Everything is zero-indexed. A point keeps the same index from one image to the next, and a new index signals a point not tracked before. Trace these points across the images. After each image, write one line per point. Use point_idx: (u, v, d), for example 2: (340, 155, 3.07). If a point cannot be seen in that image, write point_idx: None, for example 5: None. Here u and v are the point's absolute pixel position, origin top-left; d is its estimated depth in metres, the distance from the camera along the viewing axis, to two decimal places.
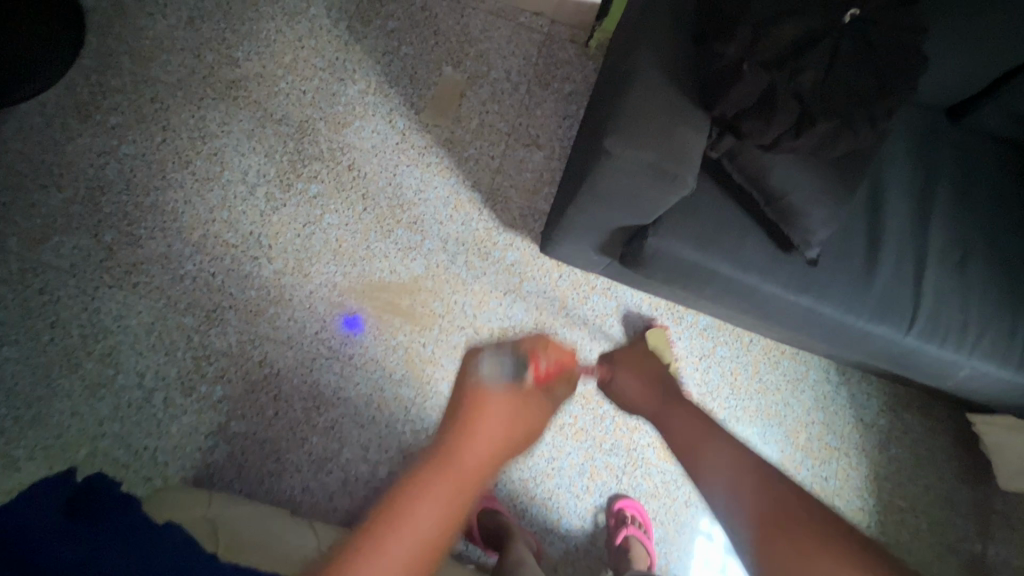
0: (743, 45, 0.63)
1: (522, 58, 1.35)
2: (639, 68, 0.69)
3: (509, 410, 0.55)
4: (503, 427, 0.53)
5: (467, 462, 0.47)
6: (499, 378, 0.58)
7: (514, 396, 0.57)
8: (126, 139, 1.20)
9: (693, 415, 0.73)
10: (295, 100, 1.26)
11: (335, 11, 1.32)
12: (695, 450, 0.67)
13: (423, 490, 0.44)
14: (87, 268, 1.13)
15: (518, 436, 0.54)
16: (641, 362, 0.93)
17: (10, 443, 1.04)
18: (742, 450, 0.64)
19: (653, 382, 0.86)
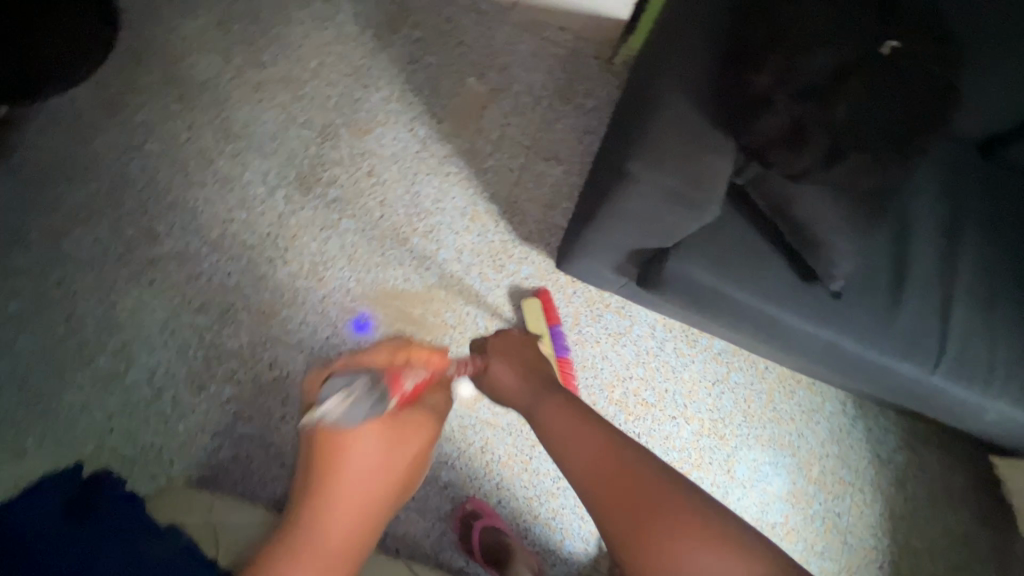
0: (776, 74, 0.62)
1: (546, 72, 1.35)
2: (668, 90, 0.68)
3: (376, 445, 0.74)
4: (368, 471, 0.73)
5: (329, 525, 0.69)
6: (353, 426, 0.72)
7: (374, 438, 0.74)
8: (151, 136, 1.21)
9: (559, 407, 0.76)
10: (319, 104, 1.27)
11: (362, 18, 1.34)
12: (559, 439, 0.72)
13: (307, 547, 0.67)
14: (106, 263, 1.14)
15: (386, 468, 0.76)
16: (518, 350, 0.93)
17: (20, 432, 1.05)
18: (613, 441, 0.69)
19: (526, 373, 0.87)
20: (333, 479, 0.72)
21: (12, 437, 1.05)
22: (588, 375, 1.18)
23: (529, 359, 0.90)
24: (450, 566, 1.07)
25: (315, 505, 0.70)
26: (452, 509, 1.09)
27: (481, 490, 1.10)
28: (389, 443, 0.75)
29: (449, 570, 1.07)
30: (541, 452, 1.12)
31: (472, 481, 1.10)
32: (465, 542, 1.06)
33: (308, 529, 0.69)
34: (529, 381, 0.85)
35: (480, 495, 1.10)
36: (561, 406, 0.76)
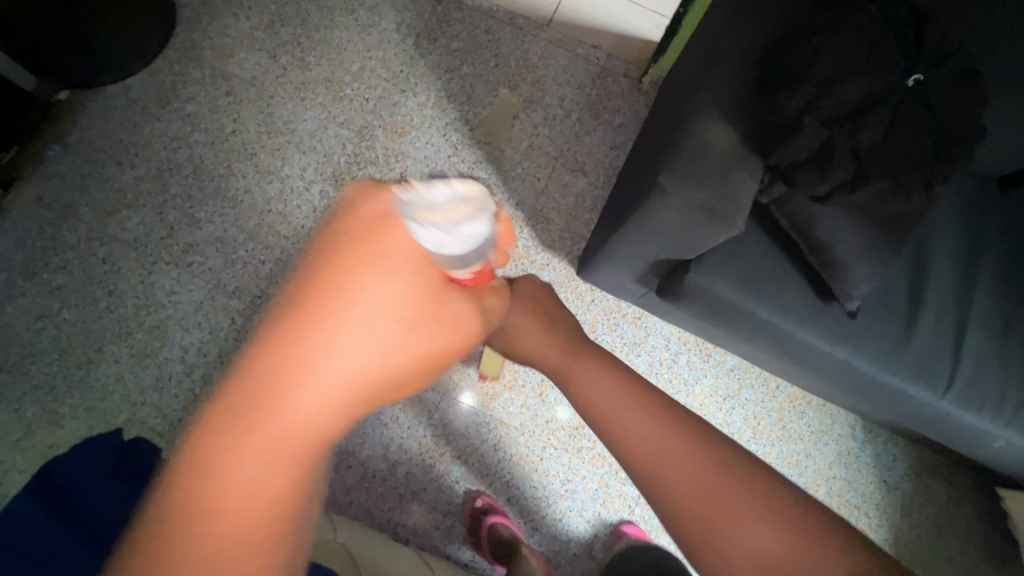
0: (806, 100, 0.65)
1: (577, 87, 1.40)
2: (700, 112, 0.71)
3: (388, 306, 0.45)
4: (370, 342, 0.44)
5: (300, 403, 0.40)
6: (410, 251, 0.45)
7: (404, 294, 0.45)
8: (198, 127, 1.28)
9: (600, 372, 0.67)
10: (358, 106, 1.33)
11: (404, 26, 1.40)
12: (610, 414, 0.61)
13: (257, 392, 0.40)
14: (148, 244, 1.20)
15: (396, 359, 0.46)
16: (540, 302, 0.81)
17: (57, 399, 1.10)
18: (674, 424, 0.58)
19: (548, 326, 0.78)
20: (317, 330, 0.42)
21: (50, 404, 1.10)
22: None
23: (553, 313, 0.80)
24: (457, 558, 1.10)
25: (282, 355, 0.40)
26: (462, 502, 1.12)
27: (491, 487, 1.13)
28: (428, 321, 0.48)
29: (455, 562, 1.10)
30: (550, 453, 1.15)
31: (483, 477, 1.13)
32: (472, 536, 1.09)
33: (257, 370, 0.40)
34: (559, 340, 0.75)
35: (489, 492, 1.12)
36: (602, 373, 0.67)
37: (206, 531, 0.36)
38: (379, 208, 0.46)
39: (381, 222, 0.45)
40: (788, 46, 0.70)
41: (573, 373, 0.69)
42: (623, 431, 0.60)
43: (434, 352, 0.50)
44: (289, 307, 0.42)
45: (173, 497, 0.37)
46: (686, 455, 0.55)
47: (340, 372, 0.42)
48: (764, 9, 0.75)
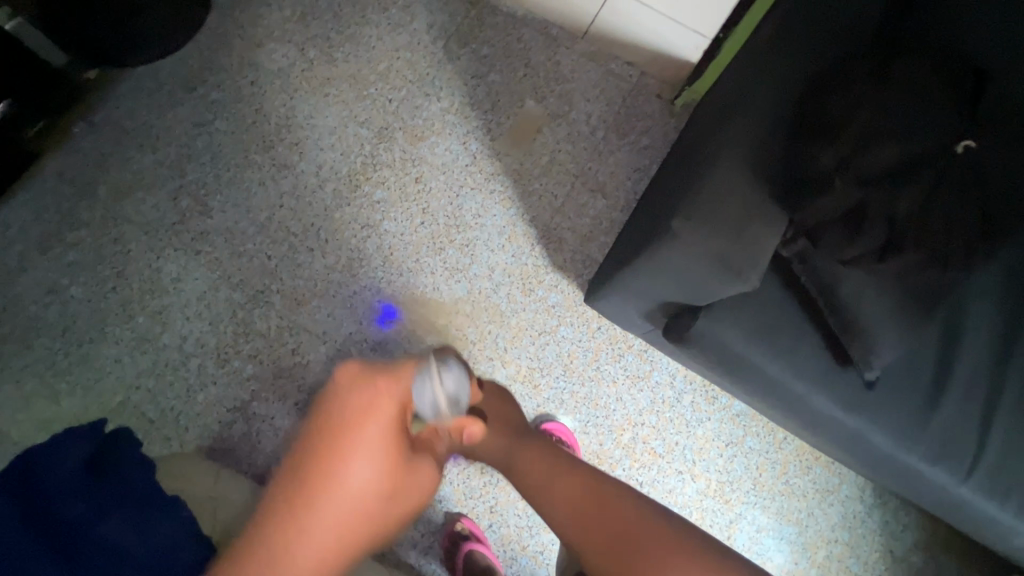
0: (843, 156, 0.62)
1: (606, 104, 1.35)
2: (726, 150, 0.66)
3: (375, 464, 0.72)
4: (366, 481, 0.71)
5: (321, 520, 0.67)
6: (377, 426, 0.74)
7: (383, 454, 0.73)
8: (221, 115, 1.27)
9: (541, 461, 0.88)
10: (380, 106, 1.31)
11: (435, 28, 1.37)
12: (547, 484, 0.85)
13: (296, 517, 0.67)
14: (160, 228, 1.20)
15: (382, 491, 0.73)
16: (495, 410, 0.99)
17: (57, 375, 1.12)
18: (596, 487, 0.81)
19: (504, 434, 0.95)
20: (324, 485, 0.69)
21: (49, 378, 1.12)
22: (599, 414, 1.17)
23: (506, 415, 0.99)
24: None
25: (316, 490, 0.68)
26: (440, 523, 1.10)
27: (473, 511, 1.10)
28: (393, 472, 0.74)
29: None
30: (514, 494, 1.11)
31: (466, 500, 1.11)
32: (448, 559, 1.06)
33: (295, 505, 0.67)
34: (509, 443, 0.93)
35: (471, 516, 1.10)
36: (541, 458, 0.89)
37: None
38: (361, 398, 0.75)
39: (362, 406, 0.75)
40: (838, 82, 0.65)
41: (519, 464, 0.90)
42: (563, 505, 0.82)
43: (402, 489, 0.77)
44: (295, 479, 0.69)
45: None
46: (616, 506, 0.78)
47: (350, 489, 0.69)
48: (820, 33, 0.70)
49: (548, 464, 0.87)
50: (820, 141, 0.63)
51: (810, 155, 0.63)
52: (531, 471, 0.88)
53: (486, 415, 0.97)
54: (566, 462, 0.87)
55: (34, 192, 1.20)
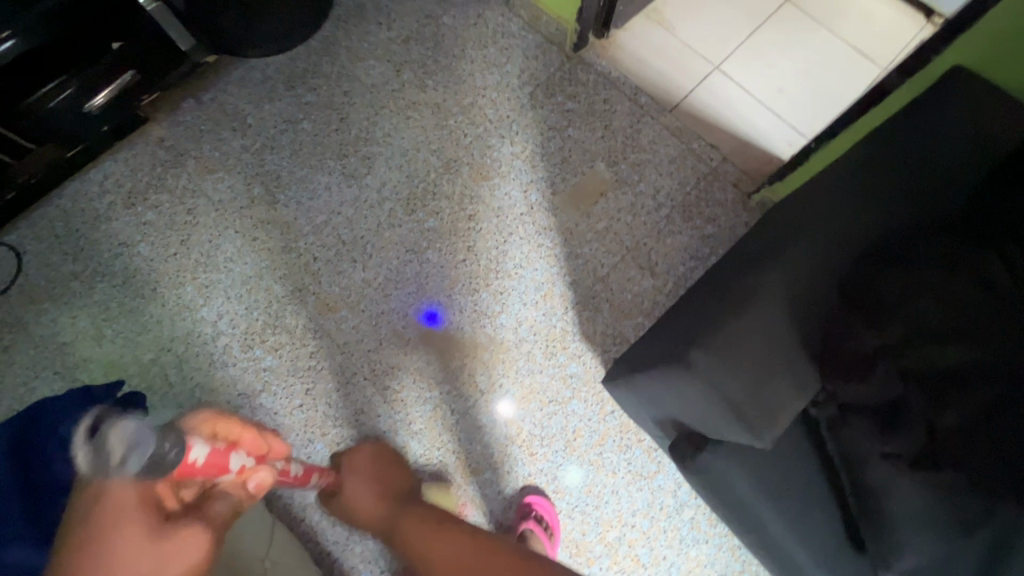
0: (886, 339, 0.62)
1: (678, 183, 1.30)
2: (764, 296, 0.68)
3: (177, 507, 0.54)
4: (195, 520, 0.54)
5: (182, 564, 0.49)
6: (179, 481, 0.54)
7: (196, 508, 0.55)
8: (309, 116, 1.35)
9: (414, 520, 0.89)
10: (455, 138, 1.34)
11: (527, 74, 1.39)
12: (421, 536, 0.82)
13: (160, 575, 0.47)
14: (229, 209, 1.29)
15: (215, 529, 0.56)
16: (374, 468, 1.05)
17: (106, 320, 1.21)
18: (462, 530, 0.80)
19: (378, 490, 1.01)
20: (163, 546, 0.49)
21: (100, 322, 1.21)
22: (590, 501, 1.11)
23: (386, 474, 1.05)
24: None
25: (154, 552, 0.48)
26: (401, 565, 1.09)
27: None
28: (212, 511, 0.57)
29: None
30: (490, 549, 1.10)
31: None
32: None
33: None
34: (394, 502, 0.97)
35: None
36: (417, 511, 0.89)
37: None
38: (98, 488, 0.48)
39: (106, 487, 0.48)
40: (880, 259, 0.66)
41: (396, 516, 0.91)
42: (429, 556, 0.78)
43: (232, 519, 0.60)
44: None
45: None
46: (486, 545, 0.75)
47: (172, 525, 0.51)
48: (874, 194, 0.70)
49: (417, 518, 0.88)
50: (854, 319, 0.64)
51: (854, 330, 0.63)
52: (406, 530, 0.87)
53: (364, 475, 1.04)
54: (426, 510, 0.90)
55: (134, 152, 1.32)
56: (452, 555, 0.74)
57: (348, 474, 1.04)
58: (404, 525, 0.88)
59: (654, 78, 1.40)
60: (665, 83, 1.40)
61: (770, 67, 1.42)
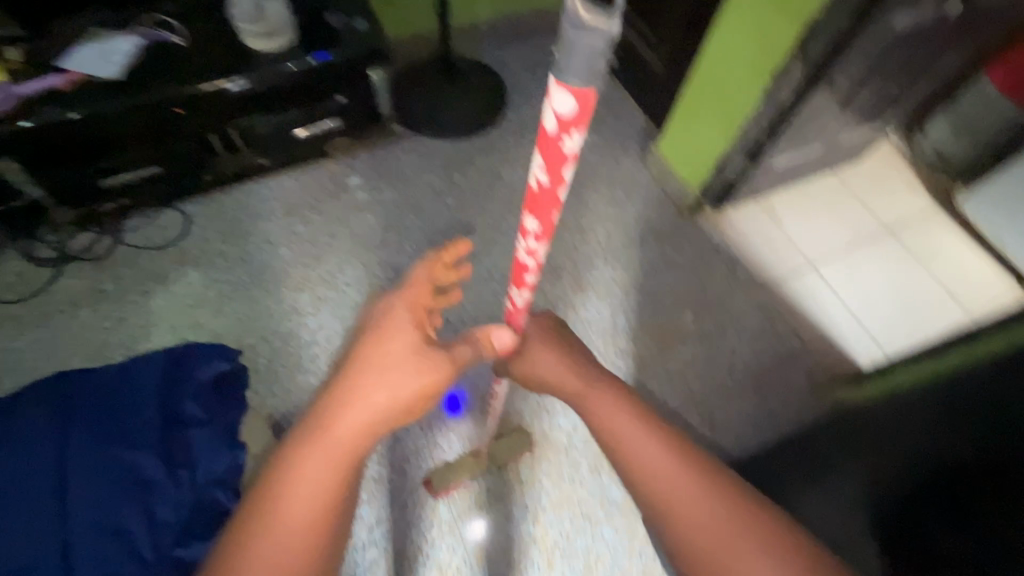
0: (961, 541, 0.67)
1: (755, 354, 1.39)
2: (850, 473, 0.82)
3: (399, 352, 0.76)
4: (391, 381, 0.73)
5: (336, 441, 0.66)
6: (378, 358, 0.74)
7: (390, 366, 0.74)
8: (453, 193, 1.59)
9: (609, 407, 0.80)
10: (567, 249, 1.51)
11: (643, 218, 1.59)
12: (617, 429, 0.77)
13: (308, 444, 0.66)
14: (363, 244, 1.48)
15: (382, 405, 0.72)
16: (560, 340, 0.93)
17: (228, 298, 1.38)
18: (657, 429, 0.76)
19: (560, 357, 0.90)
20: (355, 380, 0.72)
21: (222, 298, 1.38)
22: None
23: (574, 351, 0.92)
24: None
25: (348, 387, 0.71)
26: None
27: None
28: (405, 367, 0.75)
29: None
30: None
31: None
32: None
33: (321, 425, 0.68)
34: (585, 376, 0.87)
35: None
36: (620, 404, 0.80)
37: (301, 486, 0.63)
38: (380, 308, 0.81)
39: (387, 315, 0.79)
40: (952, 475, 0.70)
41: (593, 402, 0.82)
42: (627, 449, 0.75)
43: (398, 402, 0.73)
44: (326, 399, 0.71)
45: (250, 529, 0.61)
46: (694, 472, 0.71)
47: (381, 376, 0.73)
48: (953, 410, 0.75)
49: (615, 411, 0.79)
50: (977, 520, 0.66)
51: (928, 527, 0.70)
52: (598, 411, 0.81)
53: (547, 342, 0.92)
54: (625, 399, 0.80)
55: (309, 176, 1.58)
56: (648, 459, 0.73)
57: (532, 344, 0.92)
58: (598, 405, 0.81)
59: (754, 255, 1.56)
60: (763, 262, 1.54)
61: (862, 280, 1.54)
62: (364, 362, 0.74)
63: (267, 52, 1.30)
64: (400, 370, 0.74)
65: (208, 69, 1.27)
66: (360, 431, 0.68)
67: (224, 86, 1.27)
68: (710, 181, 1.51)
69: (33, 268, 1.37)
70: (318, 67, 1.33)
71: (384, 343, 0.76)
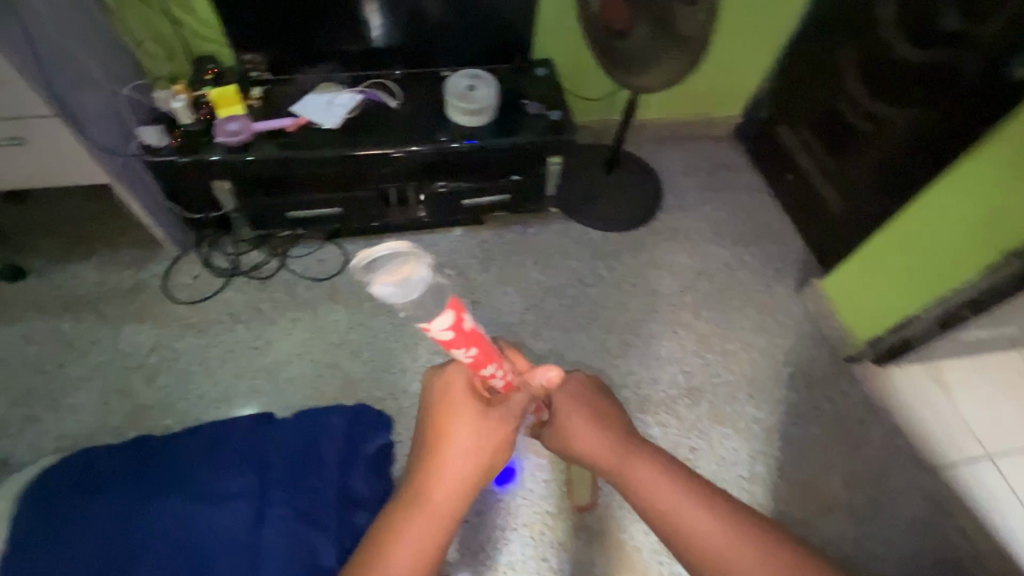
0: None
1: (912, 549, 1.22)
2: None
3: (465, 426, 0.74)
4: (467, 454, 0.73)
5: (429, 515, 0.70)
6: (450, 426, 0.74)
7: (463, 435, 0.73)
8: (597, 284, 1.56)
9: (646, 472, 0.77)
10: (708, 372, 1.42)
11: (794, 355, 1.47)
12: (660, 496, 0.74)
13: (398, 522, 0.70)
14: (502, 320, 1.48)
15: (464, 480, 0.73)
16: (588, 401, 0.90)
17: (367, 345, 1.40)
18: (699, 493, 0.74)
19: (595, 421, 0.86)
20: (435, 456, 0.73)
21: (362, 342, 1.40)
22: None
23: (603, 412, 0.89)
24: None
25: (430, 463, 0.73)
26: None
27: None
28: (471, 434, 0.73)
29: None
30: None
31: None
32: None
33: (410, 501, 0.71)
34: (622, 440, 0.84)
35: None
36: (658, 469, 0.77)
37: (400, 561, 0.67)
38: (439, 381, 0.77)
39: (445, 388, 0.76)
40: None
41: (631, 470, 0.79)
42: (674, 518, 0.73)
43: (473, 471, 0.73)
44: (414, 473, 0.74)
45: None
46: (737, 548, 0.69)
47: (457, 451, 0.73)
48: None
49: (655, 475, 0.77)
50: None
51: None
52: (639, 480, 0.77)
53: (583, 402, 0.89)
54: (664, 462, 0.78)
55: (459, 238, 1.62)
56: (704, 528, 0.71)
57: (560, 407, 0.89)
58: (634, 470, 0.78)
59: (919, 427, 1.38)
60: (928, 439, 1.37)
61: None
62: (441, 437, 0.73)
63: (454, 121, 1.37)
64: (471, 446, 0.73)
65: (377, 137, 1.33)
66: (447, 503, 0.71)
67: (383, 154, 1.32)
68: (883, 336, 1.38)
69: (207, 274, 1.47)
70: (507, 147, 1.38)
71: (452, 415, 0.74)
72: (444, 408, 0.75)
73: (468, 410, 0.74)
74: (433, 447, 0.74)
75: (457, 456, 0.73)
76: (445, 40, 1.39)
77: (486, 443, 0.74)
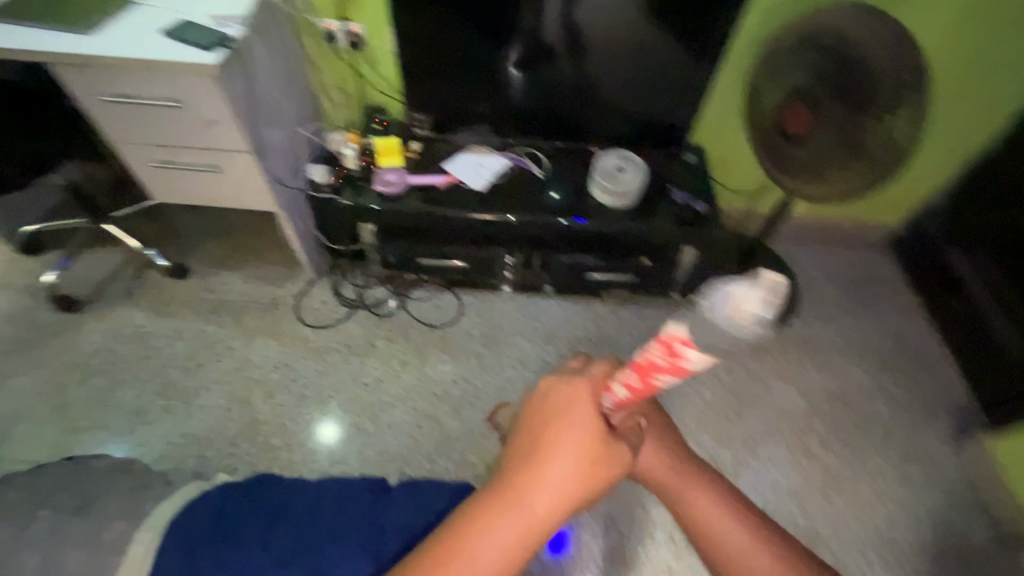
0: None
1: None
2: None
3: (580, 439, 0.49)
4: (579, 482, 0.48)
5: (512, 551, 0.44)
6: (568, 434, 0.50)
7: (579, 453, 0.49)
8: (713, 384, 1.44)
9: (709, 501, 0.58)
10: (833, 516, 1.25)
11: (941, 519, 1.26)
12: (728, 537, 0.56)
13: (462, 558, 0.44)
14: None
15: (564, 515, 0.46)
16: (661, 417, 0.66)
17: (468, 403, 1.39)
18: (768, 536, 0.56)
19: (662, 440, 0.63)
20: (526, 472, 0.47)
21: (463, 399, 1.40)
22: None
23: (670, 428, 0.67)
24: None
25: (517, 478, 0.47)
26: None
27: None
28: (588, 457, 0.49)
29: None
30: None
31: None
32: None
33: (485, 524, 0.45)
34: (687, 465, 0.61)
35: None
36: (722, 498, 0.59)
37: None
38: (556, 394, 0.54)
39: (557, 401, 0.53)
40: None
41: (691, 496, 0.59)
42: (731, 561, 0.55)
43: (575, 501, 0.47)
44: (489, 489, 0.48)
45: None
46: None
47: (560, 472, 0.47)
48: None
49: (719, 510, 0.58)
50: None
51: None
52: (696, 508, 0.58)
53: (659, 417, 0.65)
54: (728, 489, 0.60)
55: (571, 307, 1.59)
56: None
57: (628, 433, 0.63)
58: (695, 498, 0.58)
59: None
60: None
61: None
62: (547, 433, 0.50)
63: (596, 199, 1.36)
64: (592, 458, 0.49)
65: (500, 203, 1.34)
66: (551, 514, 0.46)
67: (495, 218, 1.32)
68: None
69: (335, 302, 1.55)
70: (642, 231, 1.33)
71: (560, 423, 0.51)
72: (546, 407, 0.53)
73: (588, 410, 0.52)
74: (525, 459, 0.49)
75: (573, 461, 0.48)
76: (594, 125, 1.41)
77: (598, 469, 0.49)
